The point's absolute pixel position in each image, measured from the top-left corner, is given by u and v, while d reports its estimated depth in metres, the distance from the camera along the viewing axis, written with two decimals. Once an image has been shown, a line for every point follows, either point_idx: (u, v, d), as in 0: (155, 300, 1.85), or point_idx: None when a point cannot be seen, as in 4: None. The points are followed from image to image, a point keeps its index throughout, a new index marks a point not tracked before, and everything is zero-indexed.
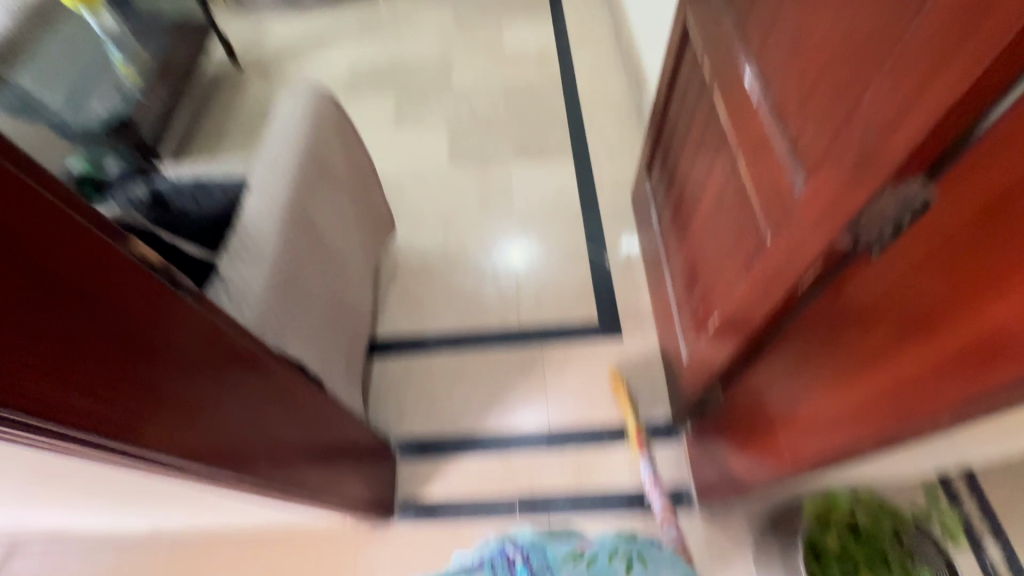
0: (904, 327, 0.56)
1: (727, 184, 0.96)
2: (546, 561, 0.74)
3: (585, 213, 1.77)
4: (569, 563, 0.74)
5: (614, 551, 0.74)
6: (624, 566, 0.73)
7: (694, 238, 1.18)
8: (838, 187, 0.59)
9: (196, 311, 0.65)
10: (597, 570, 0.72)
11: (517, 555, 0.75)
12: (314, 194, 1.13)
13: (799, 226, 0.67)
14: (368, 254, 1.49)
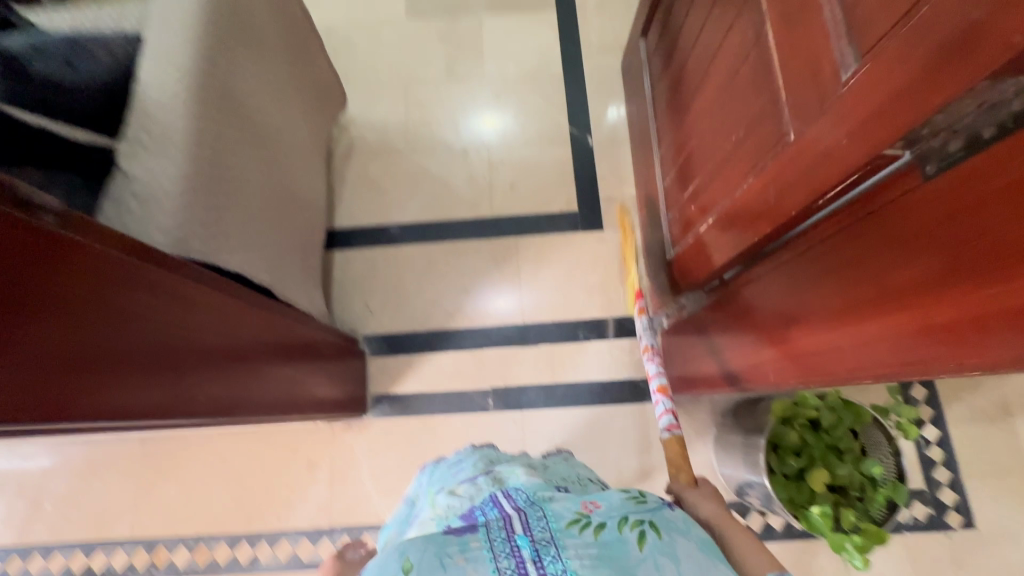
0: (934, 266, 0.48)
1: (743, 59, 0.79)
2: (549, 530, 0.64)
3: (568, 83, 1.53)
4: (574, 530, 0.64)
5: (622, 518, 0.65)
6: (635, 537, 0.63)
7: (694, 121, 1.03)
8: (899, 80, 0.46)
9: (121, 264, 0.56)
10: (604, 540, 0.63)
11: (519, 519, 0.66)
12: (235, 57, 0.90)
13: (832, 128, 0.55)
14: (315, 131, 1.28)
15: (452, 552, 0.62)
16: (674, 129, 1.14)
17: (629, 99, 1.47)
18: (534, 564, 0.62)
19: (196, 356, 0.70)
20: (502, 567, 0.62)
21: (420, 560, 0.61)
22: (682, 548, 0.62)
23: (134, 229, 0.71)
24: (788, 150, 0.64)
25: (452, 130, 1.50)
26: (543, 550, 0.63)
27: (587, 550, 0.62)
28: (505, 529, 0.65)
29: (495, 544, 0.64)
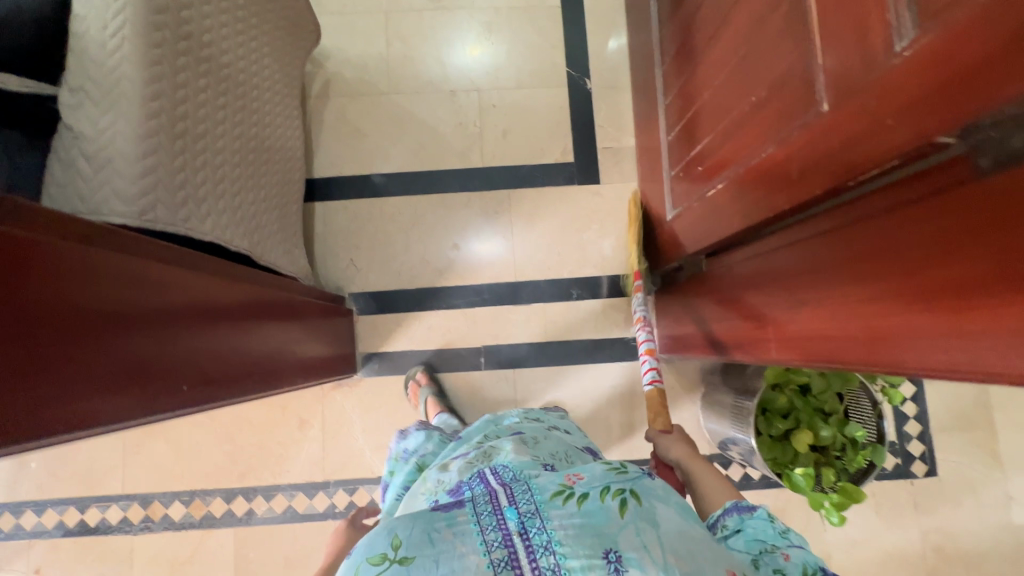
0: (974, 267, 0.46)
1: (772, 7, 0.70)
2: (534, 503, 0.62)
3: (565, 16, 1.40)
4: (558, 502, 0.62)
5: (605, 488, 0.63)
6: (618, 506, 0.61)
7: (706, 71, 0.94)
8: (968, 63, 0.41)
9: (68, 249, 0.50)
10: (588, 510, 0.61)
11: (501, 493, 0.63)
12: None
13: (881, 104, 0.50)
14: (286, 69, 1.14)
15: (440, 527, 0.59)
16: (683, 78, 1.05)
17: (632, 36, 1.35)
18: (521, 538, 0.59)
19: (187, 338, 0.67)
20: (488, 541, 0.59)
21: (410, 535, 0.58)
22: (663, 515, 0.62)
23: (90, 198, 0.63)
24: (822, 123, 0.59)
25: (439, 68, 1.37)
26: (527, 522, 0.60)
27: (571, 522, 0.60)
28: (490, 503, 0.62)
29: (483, 517, 0.61)
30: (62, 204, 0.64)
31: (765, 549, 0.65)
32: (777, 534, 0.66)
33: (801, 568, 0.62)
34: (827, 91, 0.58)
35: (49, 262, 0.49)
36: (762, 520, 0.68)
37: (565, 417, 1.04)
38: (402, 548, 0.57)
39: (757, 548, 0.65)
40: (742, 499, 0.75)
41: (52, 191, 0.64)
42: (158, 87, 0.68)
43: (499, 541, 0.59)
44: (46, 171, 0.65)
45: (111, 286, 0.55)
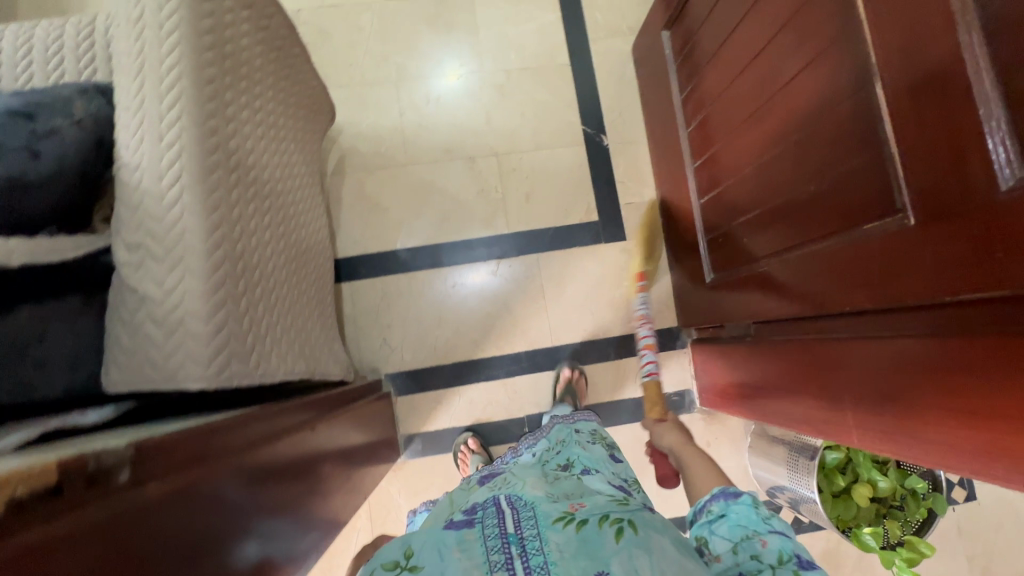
0: None
1: (833, 102, 0.71)
2: (536, 528, 0.64)
3: (576, 74, 1.40)
4: (557, 526, 0.64)
5: (604, 516, 0.65)
6: (614, 532, 0.63)
7: (742, 146, 0.96)
8: None
9: (235, 452, 0.52)
10: (585, 535, 0.63)
11: (508, 516, 0.66)
12: (231, 107, 0.74)
13: (978, 242, 0.53)
14: (310, 157, 1.12)
15: (450, 545, 0.63)
16: (714, 144, 1.06)
17: (645, 91, 1.36)
18: (520, 559, 0.62)
19: (297, 486, 0.67)
20: (492, 561, 0.62)
21: (421, 547, 0.63)
22: (659, 545, 0.61)
23: (163, 365, 0.60)
24: (910, 234, 0.60)
25: (454, 134, 1.35)
26: (527, 546, 0.63)
27: (568, 546, 0.62)
28: (496, 526, 0.65)
29: (489, 539, 0.64)
30: (132, 374, 0.60)
31: (746, 535, 0.63)
32: (758, 519, 0.64)
33: (775, 555, 0.60)
34: (917, 205, 0.59)
35: (236, 465, 0.51)
36: (747, 505, 0.66)
37: (598, 437, 0.93)
38: (413, 557, 0.62)
39: (739, 533, 0.64)
40: (732, 487, 0.72)
41: (120, 359, 0.60)
42: (220, 234, 0.65)
43: (501, 562, 0.61)
44: (108, 338, 0.61)
45: (249, 486, 0.53)
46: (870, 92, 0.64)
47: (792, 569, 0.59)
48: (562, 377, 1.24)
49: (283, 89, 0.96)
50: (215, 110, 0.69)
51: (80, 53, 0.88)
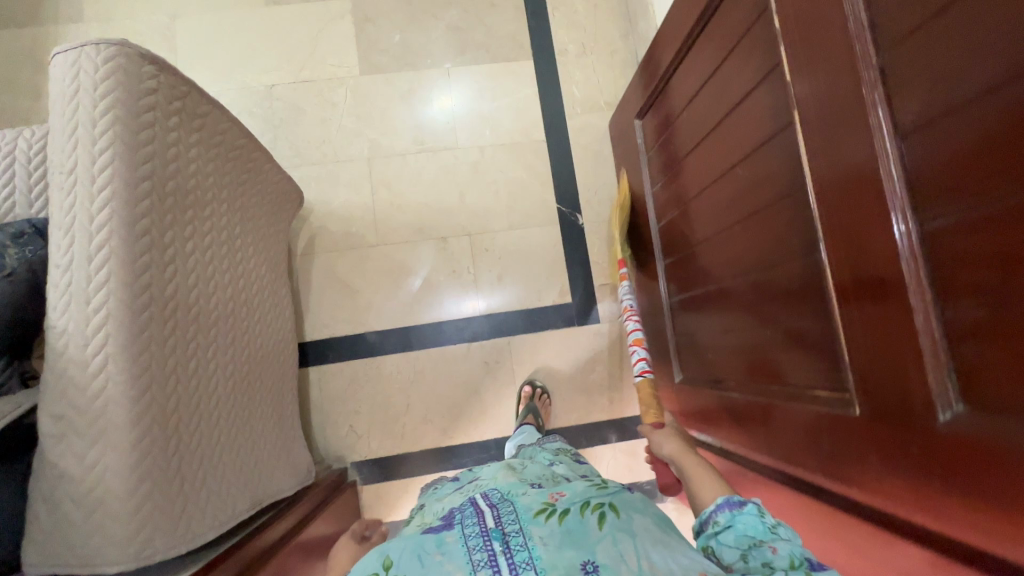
0: None
1: (785, 254, 0.69)
2: (517, 521, 0.63)
3: (553, 151, 1.39)
4: (540, 519, 0.63)
5: (584, 503, 0.66)
6: (597, 519, 0.63)
7: (708, 259, 0.94)
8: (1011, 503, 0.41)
9: None
10: (568, 526, 0.63)
11: (488, 514, 0.64)
12: (173, 247, 0.72)
13: (913, 459, 0.51)
14: (275, 250, 1.10)
15: (430, 549, 0.60)
16: (683, 247, 1.04)
17: (621, 172, 1.34)
18: (504, 556, 0.59)
19: None
20: (475, 561, 0.58)
21: (400, 555, 0.59)
22: (642, 526, 0.62)
23: (82, 545, 0.59)
24: (854, 422, 0.58)
25: (427, 213, 1.34)
26: (510, 542, 0.60)
27: (552, 538, 0.61)
28: (477, 524, 0.62)
29: (470, 539, 0.61)
30: (50, 552, 0.59)
31: (754, 543, 0.59)
32: (767, 530, 0.59)
33: (787, 562, 0.55)
34: (861, 395, 0.57)
35: None
36: (753, 516, 0.61)
37: (562, 453, 0.97)
38: (393, 567, 0.58)
39: (746, 542, 0.59)
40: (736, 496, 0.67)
41: (38, 538, 0.60)
42: (148, 398, 0.63)
43: (485, 560, 0.58)
44: (28, 511, 0.61)
45: None
46: (819, 261, 0.62)
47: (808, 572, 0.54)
48: (522, 396, 1.26)
49: (241, 195, 0.95)
50: (151, 261, 0.67)
51: (32, 168, 0.87)
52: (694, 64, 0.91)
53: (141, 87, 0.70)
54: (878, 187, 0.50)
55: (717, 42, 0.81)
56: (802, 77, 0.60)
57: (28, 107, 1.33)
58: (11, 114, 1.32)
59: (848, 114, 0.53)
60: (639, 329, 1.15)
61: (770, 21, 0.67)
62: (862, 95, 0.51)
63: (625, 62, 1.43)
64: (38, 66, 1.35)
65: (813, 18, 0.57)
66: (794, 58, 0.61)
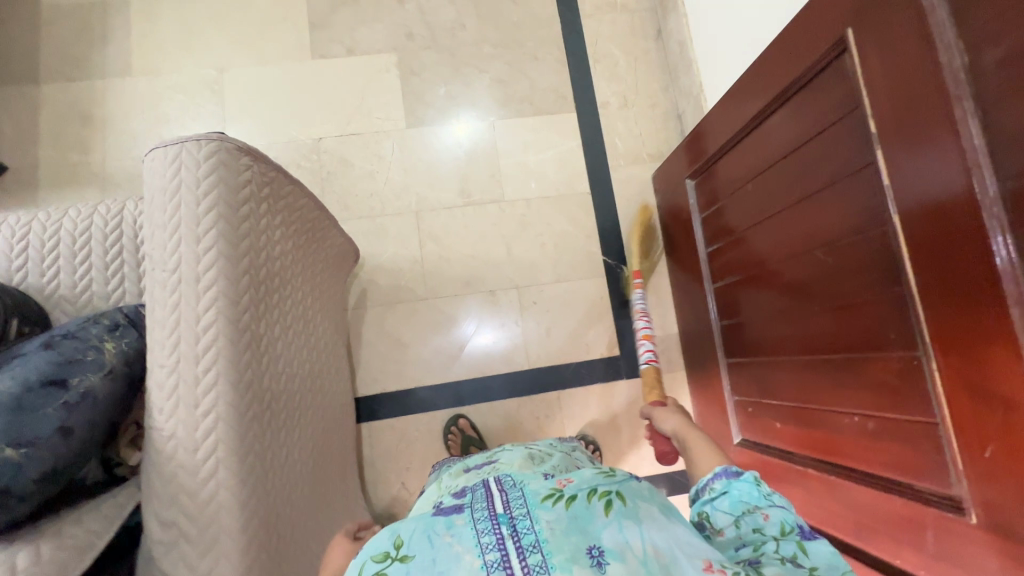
0: None
1: (877, 349, 0.71)
2: (524, 504, 0.53)
3: (597, 203, 1.41)
4: (547, 503, 0.53)
5: (591, 489, 0.55)
6: (603, 505, 0.53)
7: (772, 329, 0.95)
8: None
9: None
10: (576, 512, 0.52)
11: (497, 496, 0.54)
12: (265, 337, 0.72)
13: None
14: (335, 312, 1.10)
15: (439, 530, 0.51)
16: (741, 314, 1.06)
17: (666, 225, 1.36)
18: (511, 540, 0.50)
19: None
20: (483, 544, 0.50)
21: (412, 533, 0.51)
22: (649, 514, 0.53)
23: None
24: (963, 529, 0.59)
25: (475, 266, 1.35)
26: (517, 525, 0.51)
27: (560, 524, 0.51)
28: (486, 508, 0.53)
29: (480, 523, 0.51)
30: None
31: (747, 510, 0.58)
32: (761, 497, 0.58)
33: (777, 528, 0.55)
34: (977, 505, 0.57)
35: None
36: (750, 482, 0.60)
37: (578, 450, 0.96)
38: (404, 545, 0.50)
39: (741, 509, 0.58)
40: (734, 465, 0.67)
41: None
42: (252, 502, 0.63)
43: (494, 544, 0.49)
44: None
45: None
46: (921, 365, 0.63)
47: (794, 540, 0.54)
48: None
49: (310, 263, 0.94)
50: (252, 357, 0.67)
51: (108, 245, 0.87)
52: (761, 140, 0.92)
53: (238, 179, 0.70)
54: (1005, 311, 0.51)
55: (794, 127, 0.83)
56: (909, 184, 0.62)
57: (75, 160, 1.33)
58: (61, 168, 1.33)
59: (966, 232, 0.55)
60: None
61: (863, 123, 0.69)
62: (980, 217, 0.53)
63: (666, 114, 1.46)
64: (86, 119, 1.35)
65: (922, 131, 0.59)
66: (897, 166, 0.63)
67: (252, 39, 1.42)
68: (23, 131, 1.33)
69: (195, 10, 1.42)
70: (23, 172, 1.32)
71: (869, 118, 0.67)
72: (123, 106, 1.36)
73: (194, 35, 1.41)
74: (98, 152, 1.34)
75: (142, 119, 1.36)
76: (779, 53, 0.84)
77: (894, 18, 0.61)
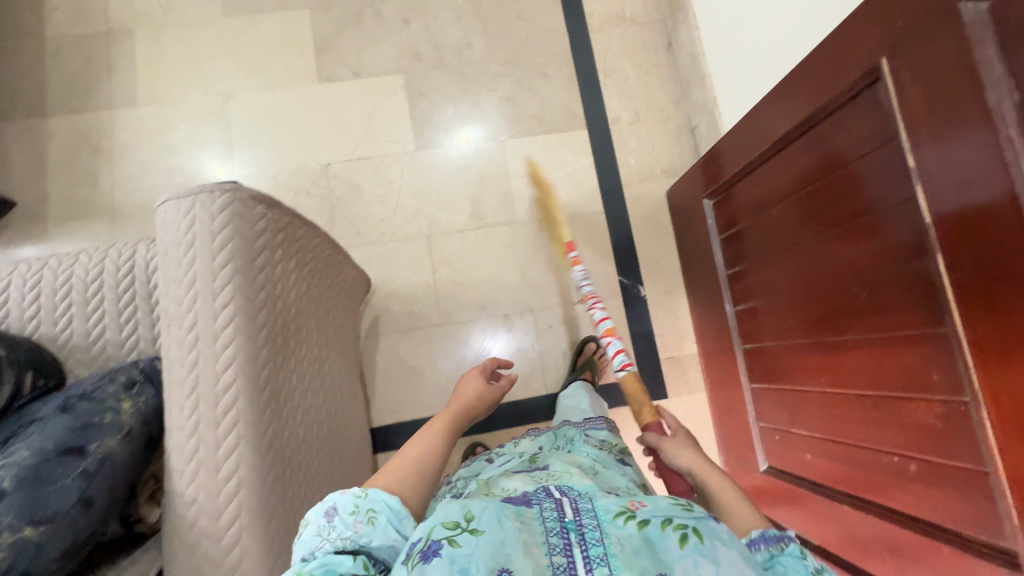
0: None
1: (917, 390, 0.68)
2: (594, 519, 0.55)
3: (611, 222, 1.38)
4: (618, 521, 0.55)
5: (666, 518, 0.55)
6: (678, 538, 0.53)
7: (800, 358, 0.92)
8: None
9: None
10: (647, 537, 0.53)
11: (567, 504, 0.57)
12: (283, 389, 0.70)
13: None
14: (349, 345, 1.08)
15: (510, 514, 0.54)
16: (765, 339, 1.03)
17: (682, 242, 1.33)
18: (579, 548, 0.53)
19: None
20: (550, 543, 0.53)
21: (484, 511, 0.54)
22: (728, 558, 0.51)
23: None
24: None
25: (488, 290, 1.33)
26: (586, 535, 0.54)
27: (630, 543, 0.53)
28: (556, 511, 0.56)
29: (549, 523, 0.55)
30: None
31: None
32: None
33: None
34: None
35: None
36: (795, 556, 0.55)
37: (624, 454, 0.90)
38: (475, 520, 0.52)
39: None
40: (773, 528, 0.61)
41: None
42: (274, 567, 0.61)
43: (560, 547, 0.53)
44: None
45: None
46: (970, 412, 0.61)
47: None
48: None
49: (325, 301, 0.93)
50: (271, 414, 0.65)
51: (121, 291, 0.85)
52: (785, 164, 0.89)
53: (253, 229, 0.68)
54: None
55: (823, 153, 0.80)
56: (954, 222, 0.58)
57: (84, 193, 1.32)
58: (70, 201, 1.31)
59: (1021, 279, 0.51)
60: (609, 319, 1.03)
61: (900, 157, 0.66)
62: None
63: (679, 128, 1.44)
64: (93, 151, 1.34)
65: (966, 167, 0.56)
66: (941, 205, 0.60)
67: (258, 64, 1.40)
68: (31, 165, 1.32)
69: (200, 36, 1.41)
70: (32, 207, 1.31)
71: (908, 153, 0.64)
72: (131, 136, 1.35)
73: (200, 62, 1.39)
74: (107, 184, 1.33)
75: (149, 150, 1.35)
76: (804, 79, 0.81)
77: (930, 48, 0.58)
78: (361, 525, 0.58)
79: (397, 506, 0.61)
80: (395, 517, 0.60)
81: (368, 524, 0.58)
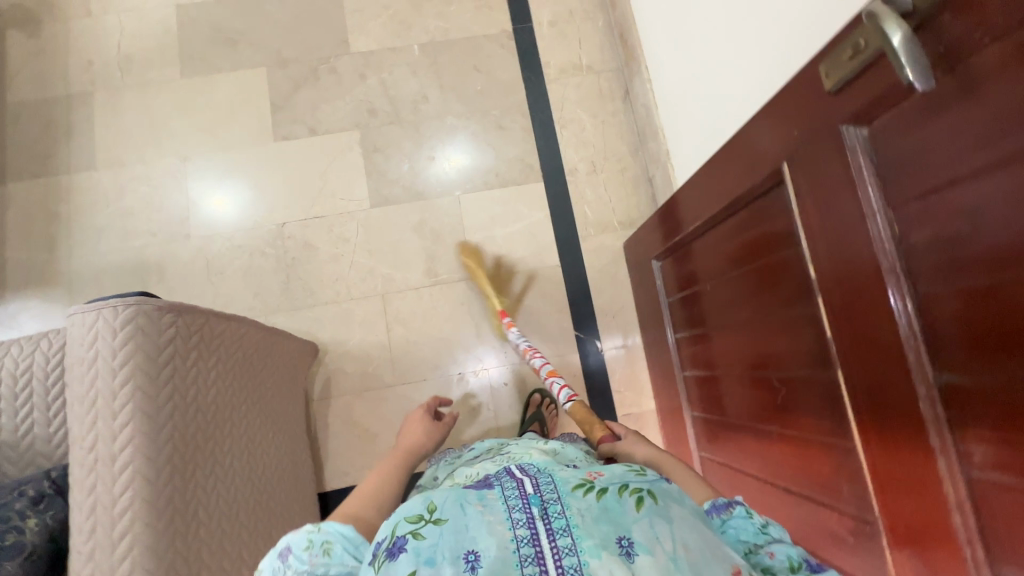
0: None
1: (830, 498, 0.67)
2: (552, 490, 0.48)
3: (567, 276, 1.37)
4: (577, 492, 0.48)
5: (623, 483, 0.50)
6: (634, 501, 0.48)
7: (737, 437, 0.91)
8: None
9: None
10: (606, 504, 0.48)
11: (526, 478, 0.50)
12: (194, 498, 0.70)
13: None
14: (294, 416, 1.08)
15: (471, 499, 0.47)
16: (709, 409, 1.01)
17: (638, 295, 1.32)
18: (542, 523, 0.46)
19: None
20: (515, 521, 0.46)
21: (446, 499, 0.47)
22: (681, 516, 0.48)
23: None
24: None
25: (442, 349, 1.32)
26: (549, 508, 0.47)
27: (591, 512, 0.47)
28: (517, 487, 0.49)
29: (511, 502, 0.47)
30: None
31: (748, 550, 0.53)
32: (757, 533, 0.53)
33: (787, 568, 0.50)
34: None
35: None
36: (742, 517, 0.54)
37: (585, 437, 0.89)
38: (439, 509, 0.46)
39: (739, 548, 0.53)
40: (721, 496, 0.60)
41: None
42: None
43: (525, 522, 0.46)
44: None
45: None
46: (872, 532, 0.59)
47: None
48: None
49: (257, 385, 0.93)
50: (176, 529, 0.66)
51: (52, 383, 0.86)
52: (718, 240, 0.88)
53: (158, 341, 0.68)
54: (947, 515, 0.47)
55: (746, 237, 0.79)
56: (845, 344, 0.57)
57: (43, 259, 1.33)
58: (28, 268, 1.33)
59: (904, 417, 0.50)
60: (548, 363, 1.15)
61: (805, 265, 0.65)
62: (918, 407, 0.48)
63: (636, 178, 1.43)
64: (52, 218, 1.35)
65: (853, 291, 0.55)
66: (835, 322, 0.59)
67: (216, 125, 1.41)
68: None
69: (158, 98, 1.42)
70: None
71: (809, 262, 0.62)
72: (90, 201, 1.36)
73: (157, 123, 1.41)
74: (66, 250, 1.34)
75: (107, 214, 1.36)
76: (726, 164, 0.79)
77: (823, 164, 0.57)
78: (317, 557, 0.52)
79: (353, 533, 0.55)
80: (351, 545, 0.54)
81: (325, 556, 0.52)
